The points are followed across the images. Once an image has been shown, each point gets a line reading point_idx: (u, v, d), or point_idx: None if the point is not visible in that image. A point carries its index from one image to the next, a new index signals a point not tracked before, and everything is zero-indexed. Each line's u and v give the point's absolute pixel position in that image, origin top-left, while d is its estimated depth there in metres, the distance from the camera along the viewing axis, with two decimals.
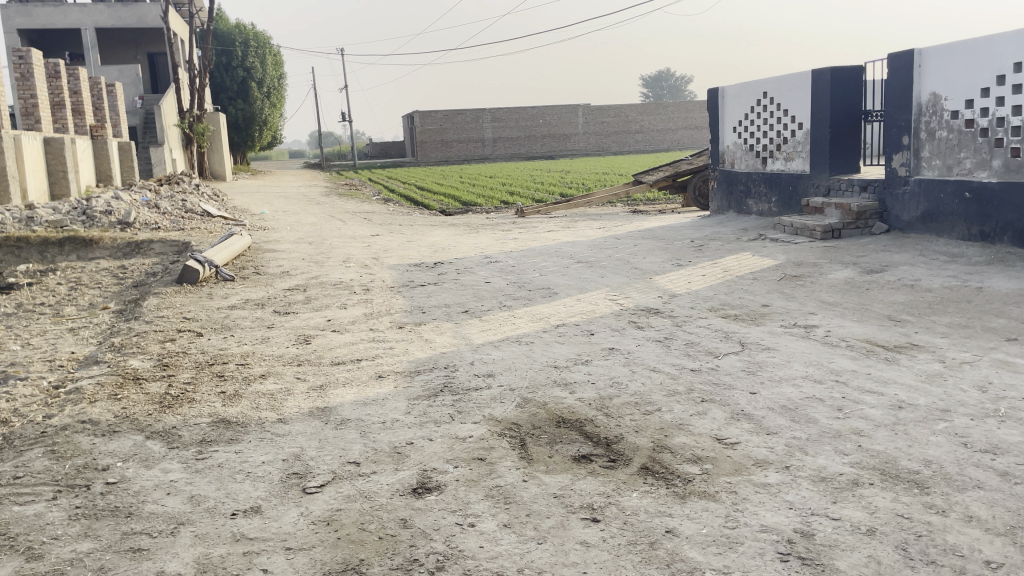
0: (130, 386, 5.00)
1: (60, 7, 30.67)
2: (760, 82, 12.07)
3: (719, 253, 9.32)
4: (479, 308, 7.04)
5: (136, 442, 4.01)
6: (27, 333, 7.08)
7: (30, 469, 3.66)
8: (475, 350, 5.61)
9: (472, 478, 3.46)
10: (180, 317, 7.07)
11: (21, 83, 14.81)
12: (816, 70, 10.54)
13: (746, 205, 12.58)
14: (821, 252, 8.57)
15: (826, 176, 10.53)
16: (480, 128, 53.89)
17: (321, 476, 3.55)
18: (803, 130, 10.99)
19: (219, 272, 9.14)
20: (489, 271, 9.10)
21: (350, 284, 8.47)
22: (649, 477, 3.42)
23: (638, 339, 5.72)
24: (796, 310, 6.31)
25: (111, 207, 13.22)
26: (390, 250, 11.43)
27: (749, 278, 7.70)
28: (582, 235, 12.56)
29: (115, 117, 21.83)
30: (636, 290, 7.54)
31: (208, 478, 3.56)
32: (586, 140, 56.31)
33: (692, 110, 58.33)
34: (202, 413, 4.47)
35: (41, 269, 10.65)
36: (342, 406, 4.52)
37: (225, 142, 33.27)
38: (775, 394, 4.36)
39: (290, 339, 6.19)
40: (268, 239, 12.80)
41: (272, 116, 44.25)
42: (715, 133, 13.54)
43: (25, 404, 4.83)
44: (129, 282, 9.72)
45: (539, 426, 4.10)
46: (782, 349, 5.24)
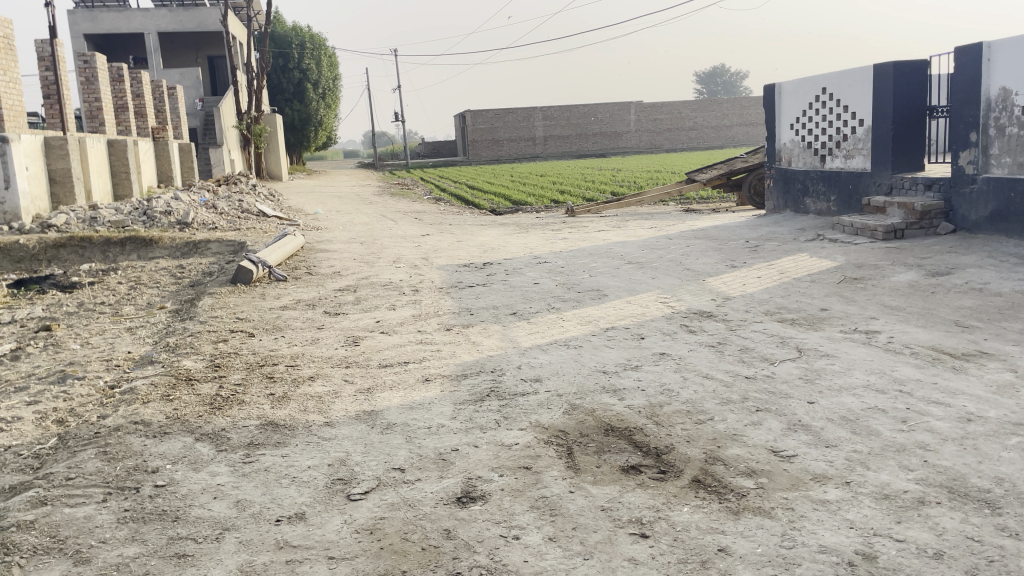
0: (182, 387, 5.06)
1: (124, 12, 31.58)
2: (818, 78, 11.74)
3: (775, 254, 9.08)
4: (528, 310, 6.97)
5: (185, 444, 4.04)
6: (87, 332, 7.26)
7: (82, 470, 3.71)
8: (523, 353, 5.54)
9: (517, 488, 3.39)
10: (233, 318, 7.16)
11: (86, 86, 15.26)
12: (879, 64, 10.19)
13: (804, 204, 12.24)
14: (883, 253, 8.27)
15: (889, 174, 10.17)
16: (532, 126, 53.81)
17: (365, 483, 3.52)
18: (864, 127, 10.64)
19: (271, 272, 9.25)
20: (538, 272, 9.02)
21: (399, 285, 8.49)
22: (701, 491, 3.30)
23: (690, 344, 5.58)
24: (856, 315, 6.09)
25: (170, 208, 13.52)
26: (440, 250, 11.45)
27: (807, 281, 7.46)
28: (634, 235, 12.39)
29: (175, 119, 22.37)
30: (689, 292, 7.38)
31: (254, 483, 3.56)
32: (638, 138, 55.85)
33: (748, 106, 57.30)
34: (251, 415, 4.49)
35: (103, 268, 10.94)
36: (388, 409, 4.49)
37: (281, 143, 33.84)
38: (835, 404, 4.18)
39: (339, 340, 6.21)
40: (321, 239, 12.94)
41: (327, 117, 44.91)
42: (771, 130, 13.21)
43: (81, 403, 4.92)
44: (186, 282, 9.91)
45: (586, 434, 4.01)
46: (841, 356, 5.04)
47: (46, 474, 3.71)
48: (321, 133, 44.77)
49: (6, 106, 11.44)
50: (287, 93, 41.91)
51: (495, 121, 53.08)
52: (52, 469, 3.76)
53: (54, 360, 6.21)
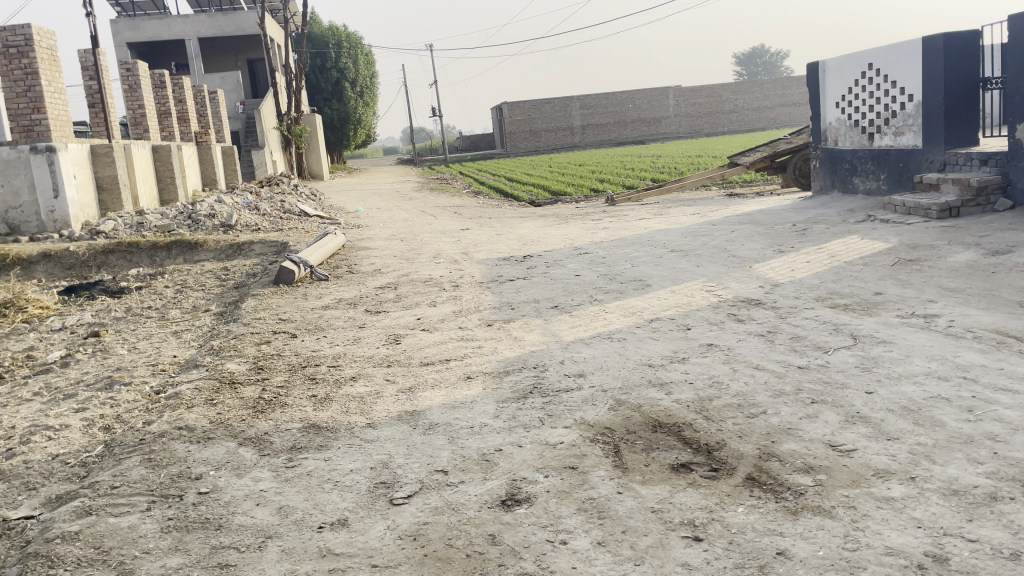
0: (226, 391, 5.05)
1: (165, 19, 32.12)
2: (864, 54, 11.36)
3: (824, 237, 8.80)
4: (570, 303, 6.85)
5: (229, 450, 4.02)
6: (134, 337, 7.34)
7: (127, 478, 3.71)
8: (565, 348, 5.42)
9: (563, 490, 3.29)
10: (276, 319, 7.17)
11: (130, 94, 15.50)
12: (928, 36, 9.81)
13: (852, 185, 11.88)
14: (939, 232, 7.96)
15: (941, 150, 9.78)
16: (569, 116, 53.45)
17: (409, 486, 3.45)
18: (914, 102, 10.25)
19: (313, 272, 9.26)
20: (579, 263, 8.88)
21: (440, 281, 8.43)
22: (755, 489, 3.16)
23: (739, 333, 5.40)
24: (913, 298, 5.84)
25: (214, 210, 13.68)
26: (480, 244, 11.38)
27: (859, 264, 7.20)
28: (676, 222, 12.15)
29: (217, 123, 22.67)
30: (735, 279, 7.17)
31: (298, 488, 3.52)
32: (678, 123, 55.20)
33: (789, 86, 56.24)
34: (293, 418, 4.46)
35: (150, 273, 11.10)
36: (431, 409, 4.42)
37: (321, 142, 34.15)
38: (895, 394, 3.99)
39: (380, 339, 6.16)
40: (361, 237, 12.96)
41: (365, 114, 45.18)
42: (816, 109, 12.83)
43: (128, 410, 4.94)
44: (230, 284, 9.99)
45: (634, 431, 3.89)
46: (899, 342, 4.82)
47: (92, 483, 3.72)
48: (360, 131, 45.06)
49: (52, 116, 11.60)
50: (326, 93, 42.25)
51: (532, 112, 52.86)
52: (98, 477, 3.77)
53: (102, 366, 6.27)
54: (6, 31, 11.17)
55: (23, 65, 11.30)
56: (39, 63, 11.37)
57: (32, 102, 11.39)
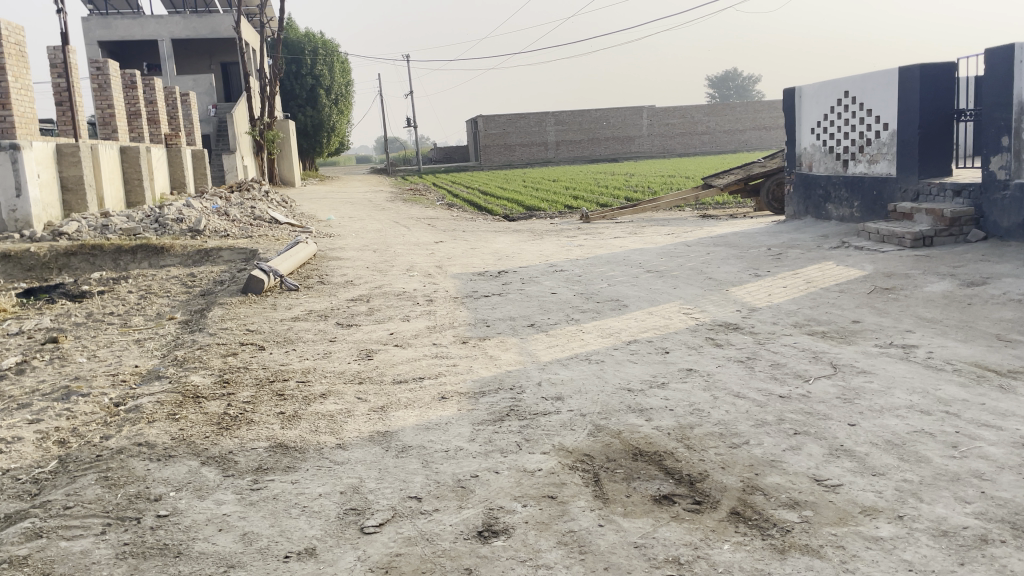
0: (189, 405, 4.85)
1: (138, 19, 31.67)
2: (840, 81, 11.47)
3: (799, 263, 8.82)
4: (546, 321, 6.74)
5: (191, 469, 3.84)
6: (94, 345, 7.09)
7: (81, 498, 3.51)
8: (542, 369, 5.31)
9: (542, 521, 3.17)
10: (244, 329, 6.97)
11: (99, 93, 15.17)
12: (905, 67, 9.93)
13: (826, 210, 11.96)
14: (914, 261, 8.01)
15: (915, 179, 9.87)
16: (544, 132, 53.63)
17: (380, 514, 3.30)
18: (889, 131, 10.36)
19: (283, 282, 9.06)
20: (555, 281, 8.79)
21: (413, 295, 8.28)
22: (741, 525, 3.07)
23: (718, 359, 5.34)
24: (890, 328, 5.82)
25: (183, 214, 13.38)
26: (454, 258, 11.25)
27: (836, 291, 7.19)
28: (652, 242, 12.13)
29: (189, 125, 22.31)
30: (712, 302, 7.13)
31: (263, 513, 3.35)
32: (651, 142, 55.65)
33: (760, 110, 57.06)
34: (259, 436, 4.28)
35: (114, 277, 10.81)
36: (403, 430, 4.28)
37: (295, 149, 33.81)
38: (878, 427, 3.93)
39: (352, 354, 5.99)
40: (333, 247, 12.76)
41: (340, 123, 44.91)
42: (792, 134, 12.93)
43: (85, 422, 4.72)
44: (196, 291, 9.75)
45: (614, 459, 3.78)
46: (880, 373, 4.78)
47: (43, 502, 3.51)
48: (334, 138, 44.72)
49: (19, 113, 11.41)
50: (300, 99, 41.94)
51: (507, 125, 52.94)
52: (50, 496, 3.57)
53: (59, 374, 6.02)
54: None
55: None
56: (8, 57, 11.27)
57: None
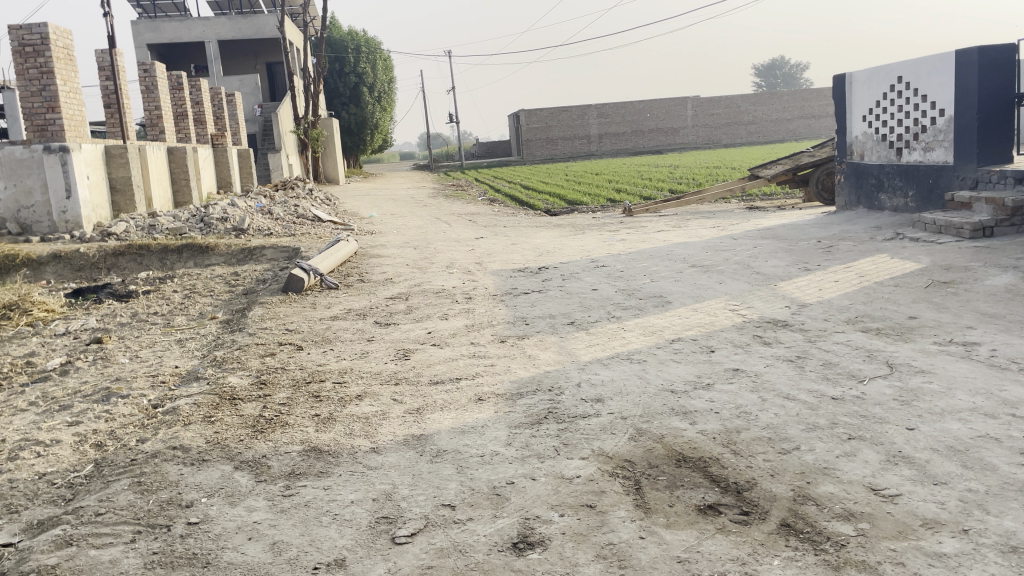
0: (225, 407, 4.82)
1: (185, 21, 32.22)
2: (893, 67, 11.04)
3: (851, 255, 8.49)
4: (586, 319, 6.58)
5: (223, 474, 3.78)
6: (137, 345, 7.14)
7: (113, 504, 3.48)
8: (582, 369, 5.16)
9: (580, 532, 3.03)
10: (283, 329, 6.95)
11: (146, 95, 15.38)
12: (962, 50, 9.51)
13: (878, 201, 11.56)
14: (973, 253, 7.65)
15: (973, 167, 9.45)
16: (587, 125, 53.24)
17: (412, 523, 3.19)
18: (945, 117, 9.93)
19: (323, 280, 9.04)
20: (596, 277, 8.62)
21: (453, 292, 8.19)
22: (791, 539, 2.90)
23: (766, 358, 5.12)
24: (950, 324, 5.54)
25: (227, 214, 13.50)
26: (494, 254, 11.14)
27: (890, 285, 6.90)
28: (696, 235, 11.87)
29: (234, 125, 22.58)
30: (760, 298, 6.89)
31: (293, 521, 3.27)
32: (696, 133, 54.84)
33: (809, 99, 55.89)
34: (293, 439, 4.21)
35: (159, 276, 10.95)
36: (439, 434, 4.17)
37: (338, 147, 34.11)
38: (939, 431, 3.70)
39: (389, 354, 5.92)
40: (374, 244, 12.75)
41: (382, 120, 45.17)
42: (843, 123, 12.51)
43: (122, 425, 4.72)
44: (239, 290, 9.79)
45: (656, 465, 3.62)
46: (940, 373, 4.52)
47: (76, 508, 3.49)
48: (377, 136, 45.00)
49: (67, 116, 11.49)
50: (344, 97, 42.30)
51: (550, 119, 52.69)
52: (82, 502, 3.54)
53: (100, 375, 6.07)
54: (22, 29, 11.00)
55: (39, 64, 11.19)
56: (56, 62, 11.30)
57: (46, 102, 11.28)
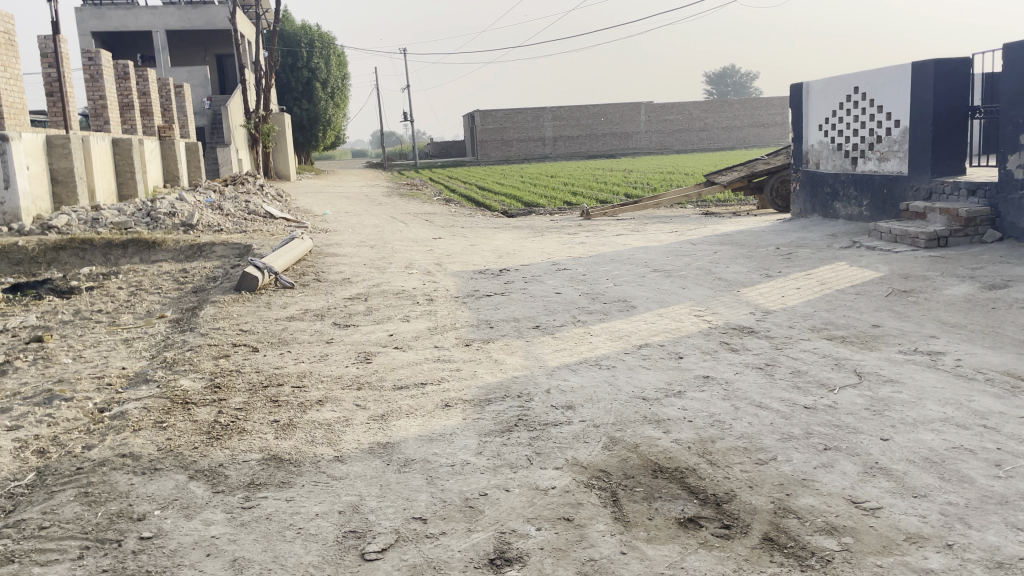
0: (177, 412, 4.58)
1: (132, 10, 31.31)
2: (850, 77, 11.21)
3: (810, 263, 8.57)
4: (551, 323, 6.48)
5: (177, 484, 3.57)
6: (81, 344, 6.82)
7: (59, 517, 3.24)
8: (550, 374, 5.05)
9: (559, 547, 2.92)
10: (237, 330, 6.69)
11: (92, 84, 14.83)
12: (918, 62, 9.69)
13: (833, 209, 11.73)
14: (930, 262, 7.78)
15: (927, 178, 9.63)
16: (541, 127, 53.32)
17: (382, 538, 3.04)
18: (900, 128, 10.11)
19: (278, 279, 8.78)
20: (558, 280, 8.53)
21: (413, 294, 8.01)
22: (776, 554, 2.83)
23: (735, 365, 5.08)
24: (914, 333, 5.58)
25: (176, 208, 13.07)
26: (453, 255, 10.97)
27: (852, 293, 6.96)
28: (655, 240, 11.88)
29: (183, 117, 21.96)
30: (723, 304, 6.87)
31: (254, 535, 3.08)
32: (649, 138, 55.37)
33: (759, 107, 56.88)
34: (252, 447, 4.01)
35: (104, 271, 10.52)
36: (405, 442, 4.01)
37: (290, 143, 33.51)
38: (914, 442, 3.68)
39: (350, 357, 5.72)
40: (329, 243, 12.47)
41: (336, 116, 44.54)
42: (799, 132, 12.68)
43: (67, 430, 4.45)
44: (189, 288, 9.46)
45: (632, 476, 3.53)
46: (909, 382, 4.52)
47: (16, 521, 3.24)
48: (331, 133, 44.38)
49: (7, 104, 11.01)
50: (296, 93, 41.63)
51: (505, 121, 52.61)
52: (23, 514, 3.30)
53: (42, 376, 5.75)
54: None
55: None
56: None
57: None
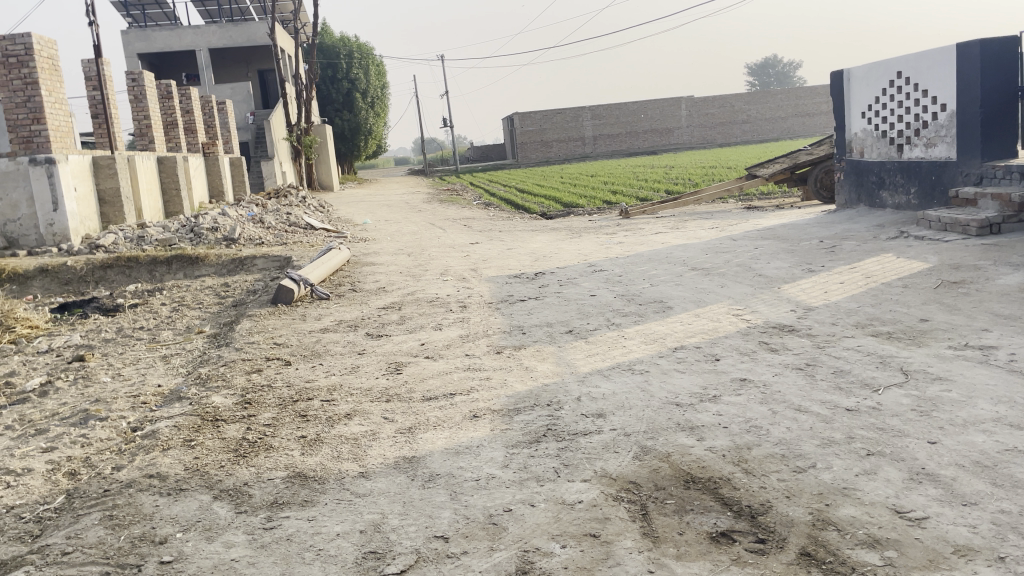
0: (207, 430, 4.58)
1: (176, 30, 32.00)
2: (892, 61, 10.84)
3: (855, 255, 8.28)
4: (584, 327, 6.35)
5: (201, 505, 3.55)
6: (121, 362, 6.91)
7: (82, 542, 3.24)
8: (581, 381, 4.93)
9: (584, 566, 2.80)
10: (271, 343, 6.70)
11: (135, 104, 15.13)
12: (963, 44, 9.34)
13: (880, 198, 11.35)
14: (982, 251, 7.45)
15: (978, 162, 9.25)
16: (581, 126, 53.05)
17: (402, 558, 2.95)
18: (947, 112, 9.73)
19: (314, 291, 8.81)
20: (594, 282, 8.39)
21: (447, 301, 7.97)
22: (813, 571, 2.67)
23: (774, 366, 4.89)
24: (964, 327, 5.32)
25: (218, 223, 13.24)
26: (490, 260, 10.90)
27: (899, 286, 6.68)
28: (695, 236, 11.64)
29: (226, 133, 22.33)
30: (763, 302, 6.66)
31: (274, 558, 3.03)
32: (690, 133, 54.66)
33: (803, 96, 55.75)
34: (278, 465, 3.97)
35: (148, 288, 10.70)
36: (431, 456, 3.93)
37: (332, 154, 33.86)
38: (963, 445, 3.47)
39: (380, 368, 5.68)
40: (368, 251, 12.52)
41: (376, 125, 44.92)
42: (842, 120, 12.31)
43: (99, 451, 4.47)
44: (229, 302, 9.56)
45: (663, 487, 3.39)
46: (959, 380, 4.29)
47: (41, 546, 3.24)
48: (372, 142, 44.76)
49: (53, 127, 11.22)
50: (337, 104, 42.15)
51: (544, 122, 52.53)
52: (48, 539, 3.30)
53: (81, 396, 5.82)
54: (5, 40, 10.78)
55: (23, 75, 10.93)
56: (40, 73, 11.01)
57: (31, 113, 11.01)
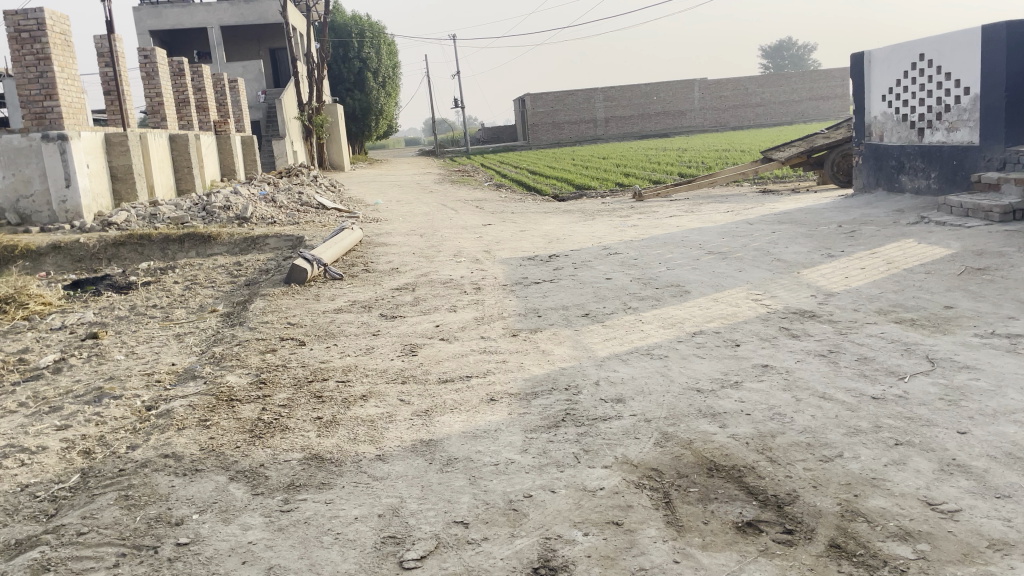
0: (222, 410, 4.54)
1: (187, 7, 31.85)
2: (914, 44, 10.65)
3: (876, 241, 8.15)
4: (601, 311, 6.27)
5: (217, 486, 3.51)
6: (135, 340, 6.88)
7: (97, 523, 3.20)
8: (599, 366, 4.85)
9: (607, 555, 2.75)
10: (285, 323, 6.65)
11: (147, 82, 15.03)
12: (989, 26, 9.16)
13: (899, 183, 11.18)
14: (1005, 237, 7.32)
15: (1001, 147, 9.09)
16: (593, 108, 52.67)
17: (422, 544, 2.91)
18: (970, 96, 9.56)
19: (326, 271, 8.75)
20: (610, 265, 8.30)
21: (460, 282, 7.89)
22: (844, 564, 2.60)
23: (796, 352, 4.81)
24: (990, 314, 5.21)
25: (230, 202, 13.19)
26: (503, 242, 10.80)
27: (921, 272, 6.56)
28: (711, 220, 11.52)
29: (238, 112, 22.24)
30: (783, 287, 6.56)
31: (291, 541, 2.99)
32: (703, 116, 54.18)
33: (818, 80, 55.12)
34: (293, 446, 3.93)
35: (161, 266, 10.68)
36: (449, 439, 3.88)
37: (343, 133, 33.72)
38: (995, 436, 3.39)
39: (395, 350, 5.62)
40: (380, 232, 12.44)
41: (388, 105, 44.73)
42: (861, 103, 12.12)
43: (114, 429, 4.44)
44: (242, 281, 9.52)
45: (686, 475, 3.32)
46: (987, 369, 4.20)
47: (56, 526, 3.21)
48: (383, 122, 44.58)
49: (65, 103, 11.13)
50: (349, 83, 41.97)
51: (556, 104, 52.22)
52: (64, 519, 3.27)
53: (95, 373, 5.80)
54: (17, 14, 10.65)
55: (35, 50, 10.78)
56: (52, 49, 10.89)
57: (43, 89, 10.91)
